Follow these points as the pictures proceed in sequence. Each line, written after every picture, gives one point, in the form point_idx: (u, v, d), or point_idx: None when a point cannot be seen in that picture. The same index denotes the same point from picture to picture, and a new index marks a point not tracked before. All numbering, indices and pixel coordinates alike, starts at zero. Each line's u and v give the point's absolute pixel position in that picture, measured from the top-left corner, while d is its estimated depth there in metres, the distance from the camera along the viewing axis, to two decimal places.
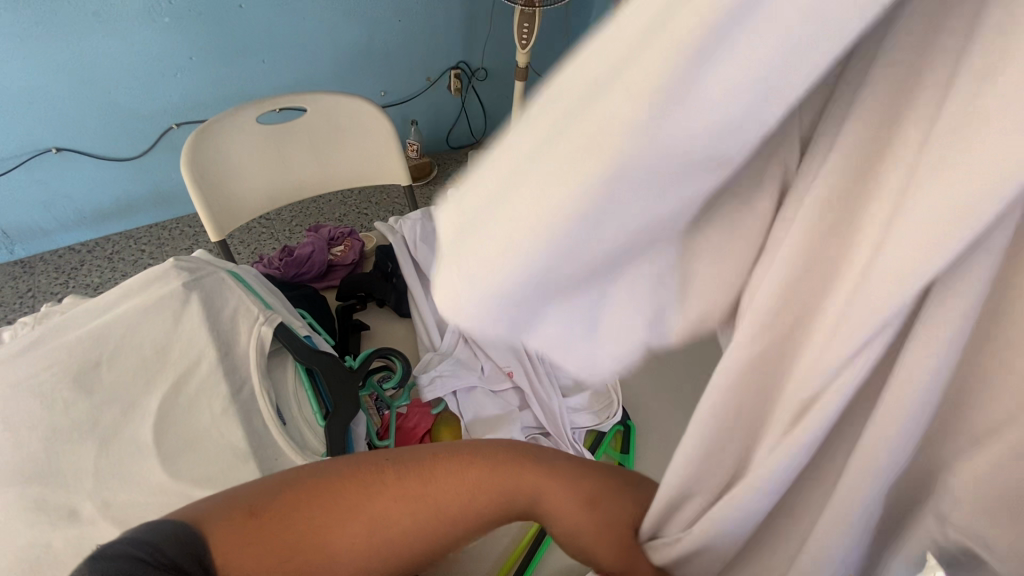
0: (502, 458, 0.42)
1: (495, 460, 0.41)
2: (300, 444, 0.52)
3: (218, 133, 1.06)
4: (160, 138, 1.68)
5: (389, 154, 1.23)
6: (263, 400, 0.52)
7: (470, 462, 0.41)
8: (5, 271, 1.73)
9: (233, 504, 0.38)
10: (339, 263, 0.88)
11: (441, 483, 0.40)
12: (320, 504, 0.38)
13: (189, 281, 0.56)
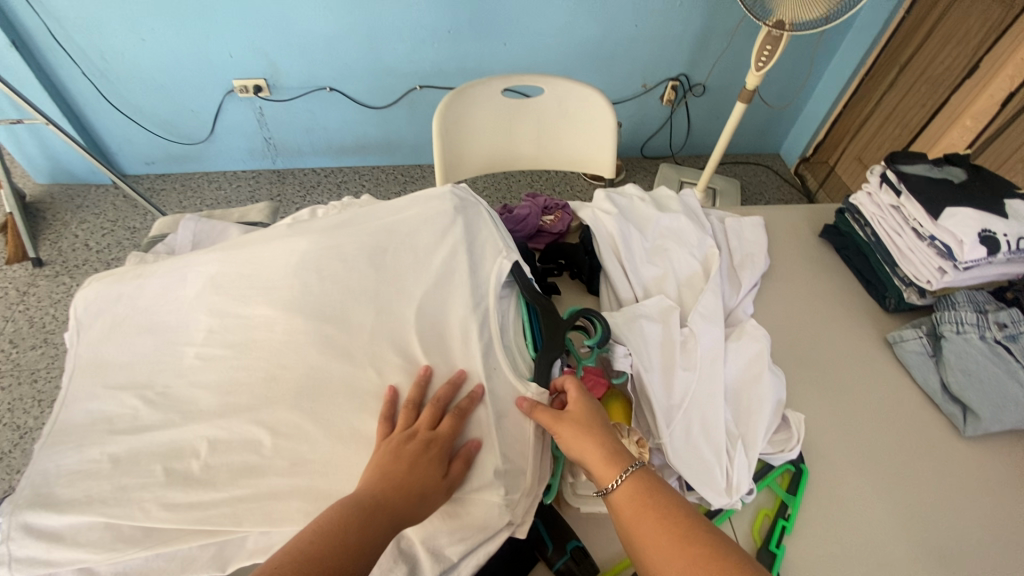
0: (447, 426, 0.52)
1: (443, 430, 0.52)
2: (513, 364, 0.59)
3: (469, 96, 1.19)
4: (404, 96, 1.95)
5: (603, 146, 1.29)
6: (494, 315, 0.60)
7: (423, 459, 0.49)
8: (265, 176, 2.16)
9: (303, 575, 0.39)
10: (547, 230, 0.95)
11: (357, 538, 0.42)
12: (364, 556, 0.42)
13: (458, 207, 0.66)
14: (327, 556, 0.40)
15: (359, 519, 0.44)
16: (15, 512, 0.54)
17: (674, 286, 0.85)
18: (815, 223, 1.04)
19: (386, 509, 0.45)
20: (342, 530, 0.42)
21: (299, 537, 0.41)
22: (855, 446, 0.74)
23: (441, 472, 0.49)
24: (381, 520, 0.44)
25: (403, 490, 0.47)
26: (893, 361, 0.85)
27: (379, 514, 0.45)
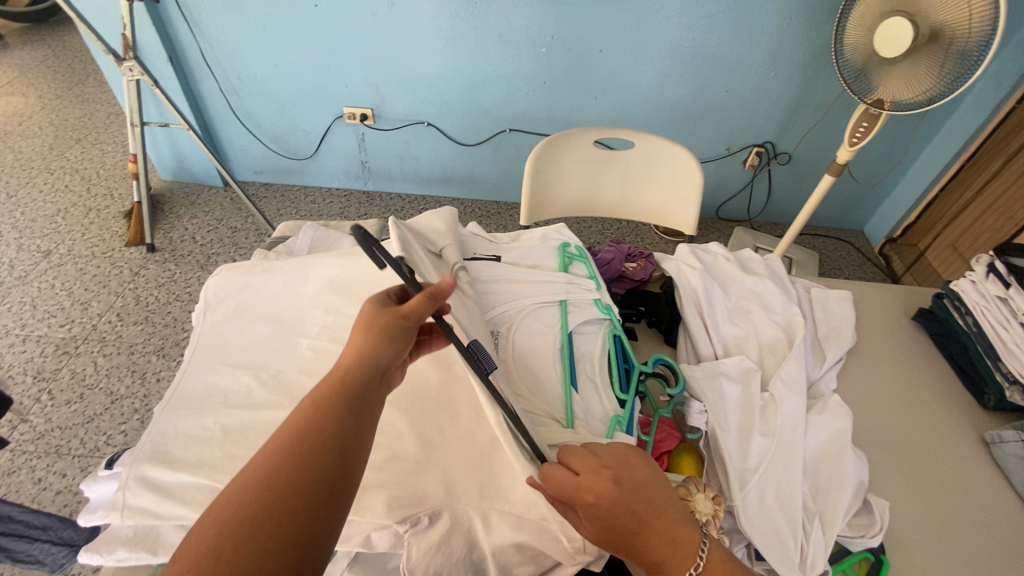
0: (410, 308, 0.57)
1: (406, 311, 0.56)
2: (596, 400, 0.61)
3: (564, 143, 1.26)
4: (494, 136, 2.07)
5: (687, 204, 1.31)
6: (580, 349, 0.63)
7: None
8: (356, 196, 2.33)
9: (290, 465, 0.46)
10: (629, 276, 0.98)
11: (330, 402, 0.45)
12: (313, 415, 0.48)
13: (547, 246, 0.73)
14: (307, 431, 0.43)
15: (329, 389, 0.46)
16: (134, 463, 0.61)
17: (754, 348, 0.85)
18: (907, 306, 1.00)
19: (355, 372, 0.47)
20: (316, 405, 0.45)
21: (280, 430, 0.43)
22: (944, 546, 0.69)
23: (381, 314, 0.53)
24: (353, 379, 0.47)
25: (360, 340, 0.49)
26: (990, 462, 0.79)
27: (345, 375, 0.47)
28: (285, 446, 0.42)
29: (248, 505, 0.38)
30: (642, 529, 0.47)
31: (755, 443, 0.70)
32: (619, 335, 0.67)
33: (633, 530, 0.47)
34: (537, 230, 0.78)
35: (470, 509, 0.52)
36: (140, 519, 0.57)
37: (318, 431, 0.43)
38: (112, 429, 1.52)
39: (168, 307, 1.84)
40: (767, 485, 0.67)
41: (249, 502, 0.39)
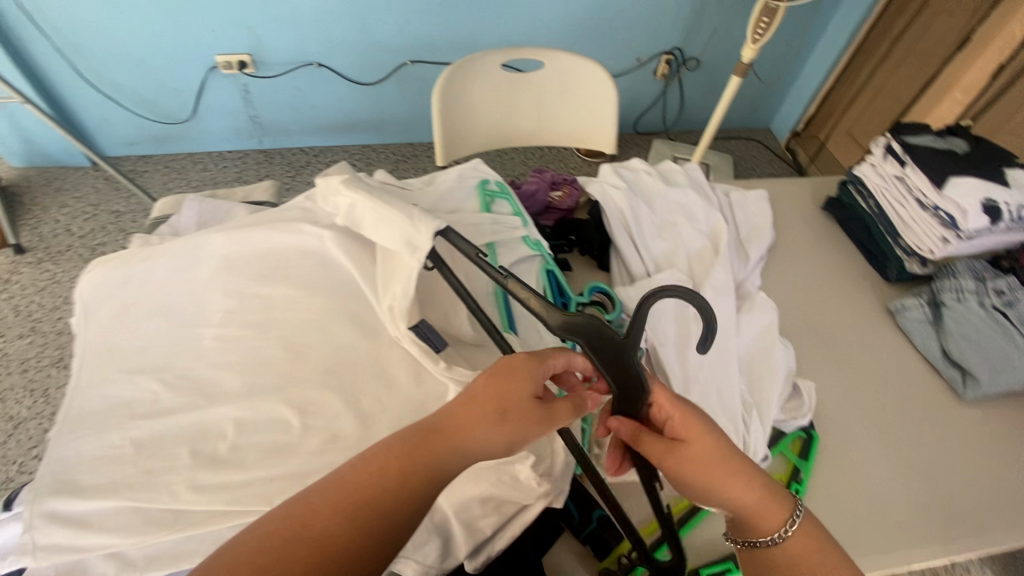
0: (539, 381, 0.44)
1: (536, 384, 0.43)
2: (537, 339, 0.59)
3: (470, 70, 1.17)
4: (394, 71, 1.89)
5: (603, 121, 1.28)
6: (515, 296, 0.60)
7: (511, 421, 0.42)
8: (253, 157, 2.11)
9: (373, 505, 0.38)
10: (556, 206, 0.95)
11: (412, 469, 0.39)
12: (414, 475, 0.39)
13: (459, 181, 0.68)
14: (371, 490, 0.38)
15: (424, 444, 0.40)
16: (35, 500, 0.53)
17: (683, 259, 0.86)
18: (817, 196, 1.05)
19: (447, 452, 0.40)
20: (398, 460, 0.39)
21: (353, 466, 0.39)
22: (862, 411, 0.77)
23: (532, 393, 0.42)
24: (447, 456, 0.40)
25: (481, 409, 0.41)
26: (895, 329, 0.87)
27: (445, 440, 0.41)
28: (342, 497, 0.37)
29: (285, 545, 0.35)
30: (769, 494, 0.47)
31: (692, 349, 0.73)
32: (552, 270, 0.65)
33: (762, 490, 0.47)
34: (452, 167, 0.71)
35: None
36: (58, 557, 0.51)
37: (385, 503, 0.38)
38: (24, 455, 1.37)
39: (58, 313, 1.63)
40: (707, 387, 0.70)
41: (302, 542, 0.35)
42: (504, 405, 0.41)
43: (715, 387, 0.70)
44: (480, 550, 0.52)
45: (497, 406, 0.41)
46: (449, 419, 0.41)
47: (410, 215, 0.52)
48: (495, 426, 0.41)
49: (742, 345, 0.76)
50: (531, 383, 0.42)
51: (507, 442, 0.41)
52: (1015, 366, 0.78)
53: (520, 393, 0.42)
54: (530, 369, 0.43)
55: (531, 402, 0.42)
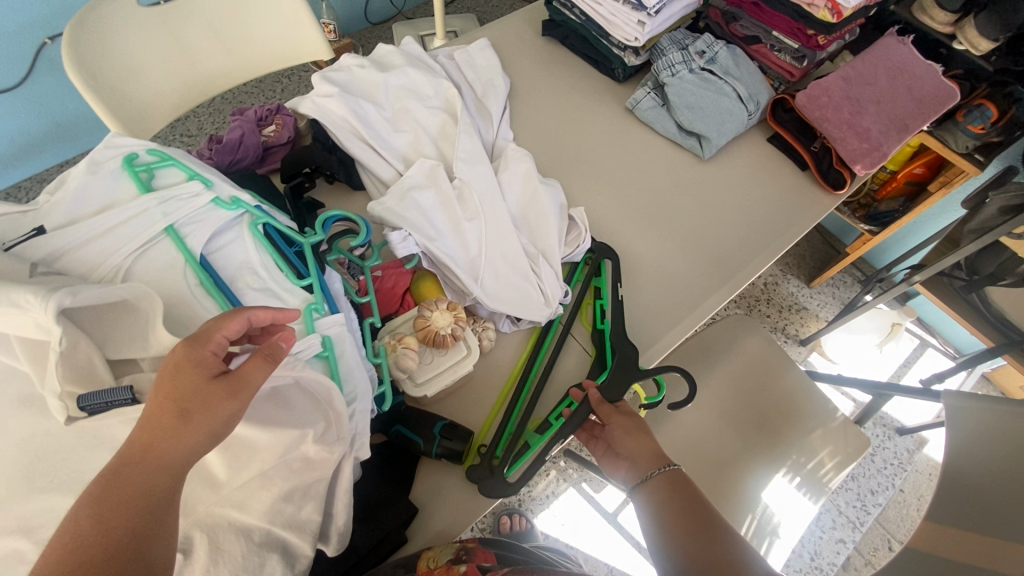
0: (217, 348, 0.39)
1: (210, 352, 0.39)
2: (280, 305, 0.52)
3: (98, 22, 0.90)
4: (36, 59, 1.41)
5: (302, 26, 1.12)
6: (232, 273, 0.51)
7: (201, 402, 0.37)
8: None
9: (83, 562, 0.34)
10: (274, 143, 0.81)
11: (114, 511, 0.35)
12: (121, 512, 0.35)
13: (94, 170, 0.52)
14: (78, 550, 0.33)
15: (120, 478, 0.35)
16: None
17: (429, 144, 0.81)
18: (535, 24, 1.03)
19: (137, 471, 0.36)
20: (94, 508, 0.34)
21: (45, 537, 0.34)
22: (635, 209, 0.82)
23: (212, 370, 0.39)
24: (150, 474, 0.36)
25: (164, 415, 0.37)
26: (639, 123, 0.92)
27: (143, 462, 0.36)
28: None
29: None
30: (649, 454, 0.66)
31: (464, 229, 0.70)
32: (270, 223, 0.56)
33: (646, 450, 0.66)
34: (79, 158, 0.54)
35: (215, 507, 0.44)
36: None
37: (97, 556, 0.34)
38: None
39: None
40: (491, 258, 0.70)
41: None
42: (184, 396, 0.37)
43: (498, 255, 0.70)
44: (333, 531, 0.49)
45: (179, 404, 0.37)
46: (139, 441, 0.36)
47: (10, 298, 0.38)
48: (184, 424, 0.37)
49: (511, 203, 0.76)
50: (206, 366, 0.38)
51: (208, 431, 0.37)
52: (731, 113, 0.87)
53: (194, 379, 0.38)
54: (194, 353, 0.38)
55: (212, 382, 0.38)
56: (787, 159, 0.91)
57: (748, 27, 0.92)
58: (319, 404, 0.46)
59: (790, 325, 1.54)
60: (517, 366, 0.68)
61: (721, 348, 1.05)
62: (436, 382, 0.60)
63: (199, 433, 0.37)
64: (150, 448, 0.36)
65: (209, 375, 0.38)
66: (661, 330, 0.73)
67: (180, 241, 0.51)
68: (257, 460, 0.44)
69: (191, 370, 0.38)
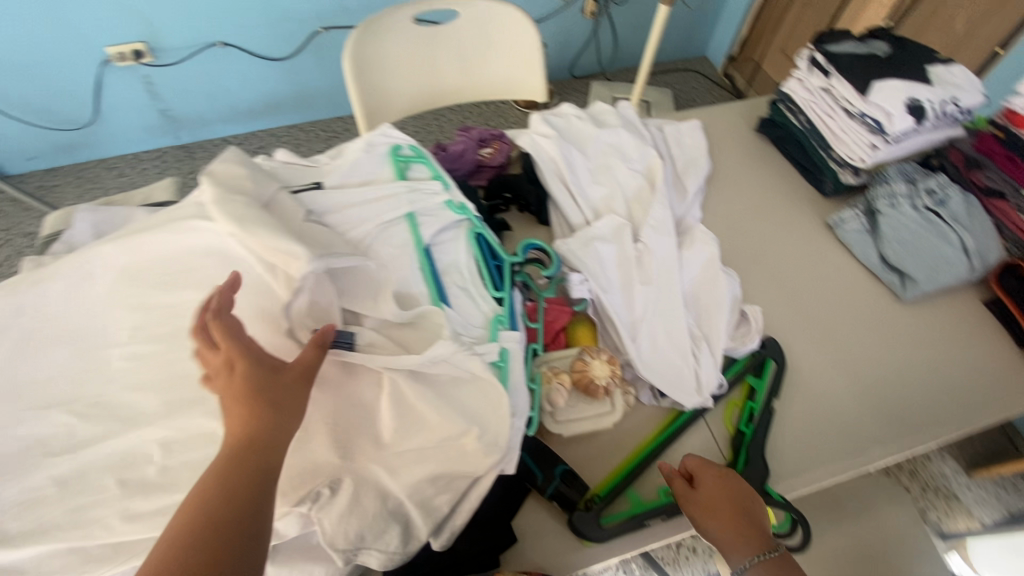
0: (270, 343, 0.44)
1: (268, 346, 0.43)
2: (473, 309, 0.57)
3: (380, 30, 1.08)
4: (307, 43, 1.78)
5: (529, 67, 1.24)
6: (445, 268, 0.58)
7: (276, 383, 0.42)
8: (172, 155, 1.96)
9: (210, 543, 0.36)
10: (487, 164, 0.90)
11: (234, 494, 0.38)
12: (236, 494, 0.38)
13: (367, 150, 0.63)
14: (215, 544, 0.36)
15: (228, 477, 0.38)
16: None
17: (622, 202, 0.84)
18: (750, 119, 1.03)
19: (238, 458, 0.39)
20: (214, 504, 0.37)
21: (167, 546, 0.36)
22: (810, 328, 0.78)
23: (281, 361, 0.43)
24: (253, 466, 0.39)
25: (251, 415, 0.40)
26: (835, 243, 0.88)
27: (242, 459, 0.39)
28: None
29: None
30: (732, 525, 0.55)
31: (637, 290, 0.72)
32: (481, 233, 0.62)
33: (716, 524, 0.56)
34: (358, 137, 0.65)
35: (370, 463, 0.48)
36: None
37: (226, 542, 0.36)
38: None
39: None
40: (655, 327, 0.69)
41: None
42: (265, 391, 0.41)
43: (663, 326, 0.70)
44: (444, 530, 0.51)
45: (265, 398, 0.41)
46: (236, 441, 0.40)
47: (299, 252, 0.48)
48: (277, 413, 0.41)
49: (688, 281, 0.75)
50: (278, 361, 0.43)
51: (294, 416, 0.42)
52: (948, 263, 0.79)
53: (270, 376, 0.42)
54: (265, 361, 0.42)
55: (284, 376, 0.43)
56: (1004, 330, 0.81)
57: (993, 180, 0.85)
58: (484, 405, 0.50)
59: (933, 508, 1.31)
60: (647, 438, 0.66)
61: (852, 505, 0.93)
62: (576, 426, 0.61)
63: (287, 418, 0.42)
64: (252, 444, 0.40)
65: (281, 365, 0.43)
66: (807, 463, 0.67)
67: (411, 227, 0.58)
68: (416, 437, 0.48)
69: (266, 371, 0.42)
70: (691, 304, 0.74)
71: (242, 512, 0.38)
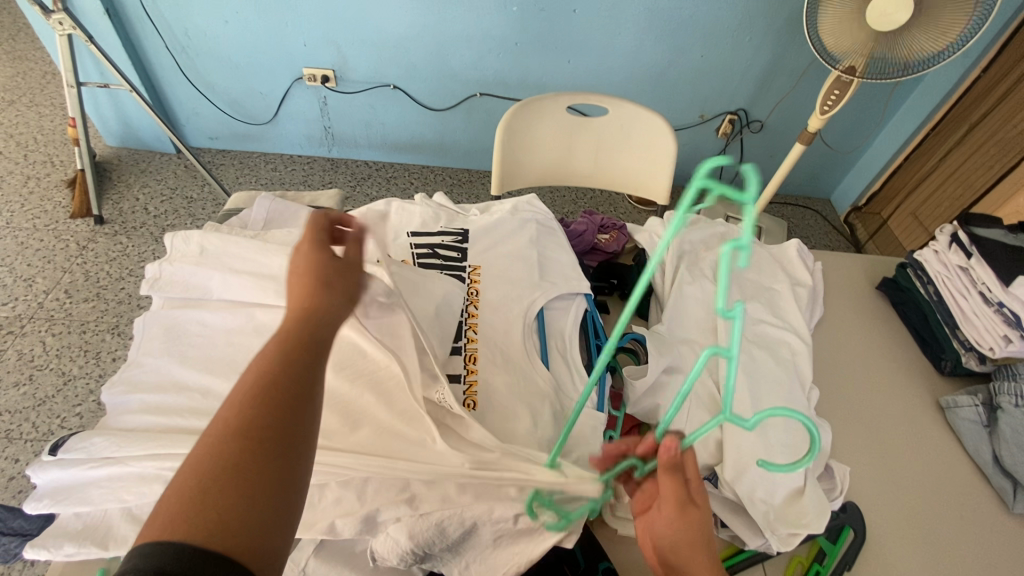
0: (310, 310, 0.44)
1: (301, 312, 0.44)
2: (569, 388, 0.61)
3: (535, 109, 1.21)
4: (463, 101, 1.99)
5: (661, 172, 1.29)
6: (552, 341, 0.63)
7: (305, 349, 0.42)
8: (320, 163, 2.23)
9: (223, 459, 0.35)
10: (602, 248, 0.97)
11: (278, 448, 0.37)
12: (275, 440, 0.37)
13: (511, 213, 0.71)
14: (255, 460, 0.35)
15: (279, 372, 0.40)
16: (101, 454, 0.56)
17: (728, 311, 0.82)
18: (872, 275, 1.03)
19: (283, 379, 0.39)
20: (259, 387, 0.38)
21: (202, 438, 0.36)
22: (898, 508, 0.72)
23: (311, 344, 0.42)
24: (317, 333, 0.43)
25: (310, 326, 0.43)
26: (944, 426, 0.82)
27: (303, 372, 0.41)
28: (219, 473, 0.34)
29: (220, 458, 0.35)
30: (312, 338, 0.43)
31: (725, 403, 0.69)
32: (593, 314, 0.67)
33: (304, 329, 0.43)
34: (505, 200, 0.73)
35: (432, 490, 0.52)
36: (85, 507, 0.54)
37: (272, 446, 0.37)
38: (66, 411, 1.45)
39: (121, 283, 1.74)
40: (741, 456, 0.64)
41: (222, 445, 0.36)
42: (327, 281, 0.46)
43: (742, 452, 0.65)
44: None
45: (294, 387, 0.40)
46: (257, 395, 0.38)
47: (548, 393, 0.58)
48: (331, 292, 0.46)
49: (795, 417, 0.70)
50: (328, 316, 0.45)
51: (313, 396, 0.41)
52: None
53: (299, 347, 0.42)
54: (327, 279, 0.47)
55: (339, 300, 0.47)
56: None
57: None
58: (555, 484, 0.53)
59: None
60: None
61: None
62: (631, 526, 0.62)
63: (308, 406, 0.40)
64: (297, 386, 0.40)
65: (307, 346, 0.42)
66: None
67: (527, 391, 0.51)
68: (475, 490, 0.52)
69: (302, 348, 0.42)
70: (793, 444, 0.67)
71: (262, 446, 0.36)
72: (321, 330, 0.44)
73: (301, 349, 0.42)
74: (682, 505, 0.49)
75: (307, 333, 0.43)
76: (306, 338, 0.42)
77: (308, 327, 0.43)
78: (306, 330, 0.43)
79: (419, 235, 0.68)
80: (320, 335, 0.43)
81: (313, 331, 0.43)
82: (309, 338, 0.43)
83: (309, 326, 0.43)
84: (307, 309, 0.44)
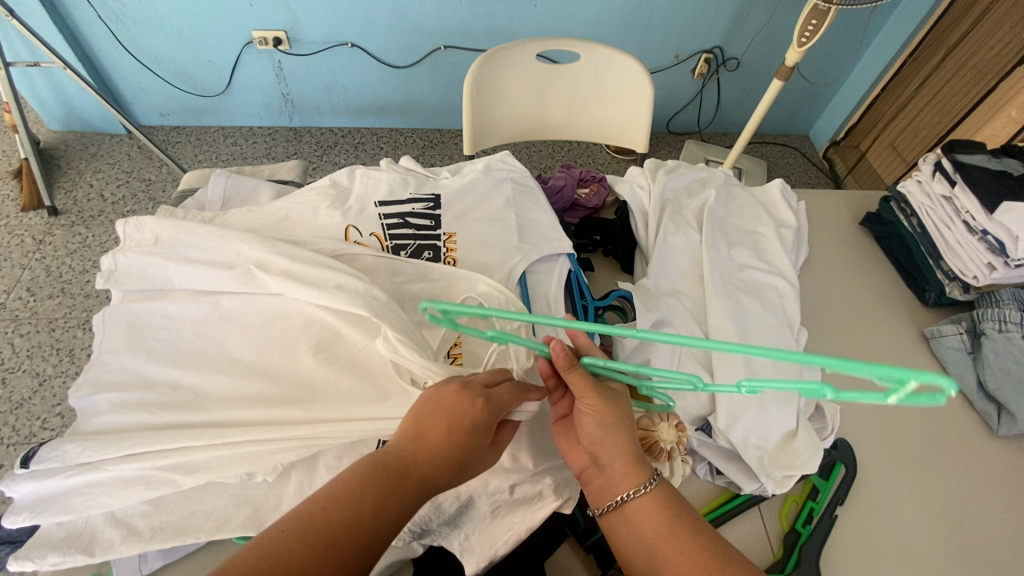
0: (437, 423, 0.44)
1: (428, 424, 0.44)
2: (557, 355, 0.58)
3: (503, 58, 1.14)
4: (427, 56, 1.88)
5: (638, 119, 1.24)
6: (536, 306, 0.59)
7: (410, 468, 0.43)
8: (282, 134, 2.12)
9: (299, 537, 0.38)
10: (582, 204, 0.93)
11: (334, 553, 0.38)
12: (341, 543, 0.38)
13: (484, 172, 0.66)
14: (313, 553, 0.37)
15: (374, 486, 0.41)
16: (76, 460, 0.52)
17: (714, 258, 0.80)
18: (856, 210, 1.01)
19: (379, 492, 0.41)
20: (352, 495, 0.40)
21: (297, 506, 0.40)
22: (886, 440, 0.74)
23: (419, 465, 0.43)
24: (427, 461, 0.43)
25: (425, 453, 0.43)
26: (928, 356, 0.83)
27: (400, 486, 0.42)
28: (287, 548, 0.37)
29: (295, 534, 0.38)
30: (421, 450, 0.44)
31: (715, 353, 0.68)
32: (577, 274, 0.63)
33: (417, 443, 0.44)
34: (477, 158, 0.68)
35: None
36: (66, 516, 0.52)
37: (341, 561, 0.38)
38: (46, 412, 1.41)
39: (86, 276, 1.66)
40: (733, 404, 0.64)
41: (306, 522, 0.38)
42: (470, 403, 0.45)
43: (734, 400, 0.64)
44: (485, 553, 0.51)
45: (384, 496, 0.41)
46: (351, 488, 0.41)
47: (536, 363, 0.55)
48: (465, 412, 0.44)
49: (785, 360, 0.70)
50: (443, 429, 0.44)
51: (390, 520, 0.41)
52: None
53: (413, 463, 0.43)
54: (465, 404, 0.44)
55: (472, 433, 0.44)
56: None
57: None
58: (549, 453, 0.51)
59: None
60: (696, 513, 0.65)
61: None
62: None
63: (381, 525, 0.41)
64: (386, 496, 0.41)
65: (413, 471, 0.43)
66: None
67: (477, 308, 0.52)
68: None
69: (411, 465, 0.43)
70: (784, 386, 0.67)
71: (324, 540, 0.38)
72: (429, 451, 0.44)
73: (410, 463, 0.43)
74: (598, 389, 0.47)
75: (418, 445, 0.44)
76: (417, 450, 0.44)
77: (420, 441, 0.44)
78: (419, 440, 0.44)
79: (386, 203, 0.61)
80: (427, 452, 0.44)
81: (422, 444, 0.44)
82: (418, 451, 0.44)
83: (424, 444, 0.44)
84: (434, 427, 0.44)
